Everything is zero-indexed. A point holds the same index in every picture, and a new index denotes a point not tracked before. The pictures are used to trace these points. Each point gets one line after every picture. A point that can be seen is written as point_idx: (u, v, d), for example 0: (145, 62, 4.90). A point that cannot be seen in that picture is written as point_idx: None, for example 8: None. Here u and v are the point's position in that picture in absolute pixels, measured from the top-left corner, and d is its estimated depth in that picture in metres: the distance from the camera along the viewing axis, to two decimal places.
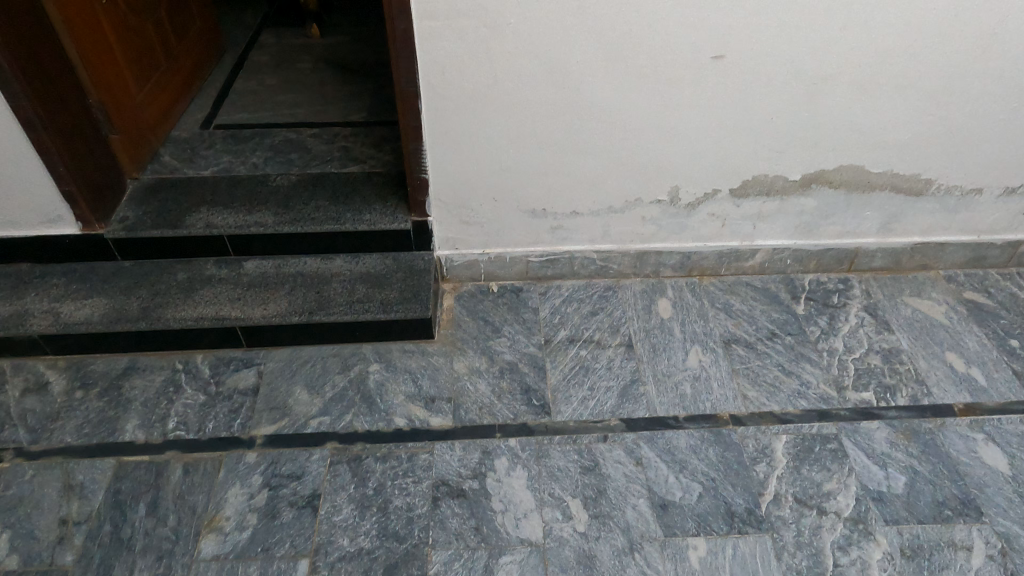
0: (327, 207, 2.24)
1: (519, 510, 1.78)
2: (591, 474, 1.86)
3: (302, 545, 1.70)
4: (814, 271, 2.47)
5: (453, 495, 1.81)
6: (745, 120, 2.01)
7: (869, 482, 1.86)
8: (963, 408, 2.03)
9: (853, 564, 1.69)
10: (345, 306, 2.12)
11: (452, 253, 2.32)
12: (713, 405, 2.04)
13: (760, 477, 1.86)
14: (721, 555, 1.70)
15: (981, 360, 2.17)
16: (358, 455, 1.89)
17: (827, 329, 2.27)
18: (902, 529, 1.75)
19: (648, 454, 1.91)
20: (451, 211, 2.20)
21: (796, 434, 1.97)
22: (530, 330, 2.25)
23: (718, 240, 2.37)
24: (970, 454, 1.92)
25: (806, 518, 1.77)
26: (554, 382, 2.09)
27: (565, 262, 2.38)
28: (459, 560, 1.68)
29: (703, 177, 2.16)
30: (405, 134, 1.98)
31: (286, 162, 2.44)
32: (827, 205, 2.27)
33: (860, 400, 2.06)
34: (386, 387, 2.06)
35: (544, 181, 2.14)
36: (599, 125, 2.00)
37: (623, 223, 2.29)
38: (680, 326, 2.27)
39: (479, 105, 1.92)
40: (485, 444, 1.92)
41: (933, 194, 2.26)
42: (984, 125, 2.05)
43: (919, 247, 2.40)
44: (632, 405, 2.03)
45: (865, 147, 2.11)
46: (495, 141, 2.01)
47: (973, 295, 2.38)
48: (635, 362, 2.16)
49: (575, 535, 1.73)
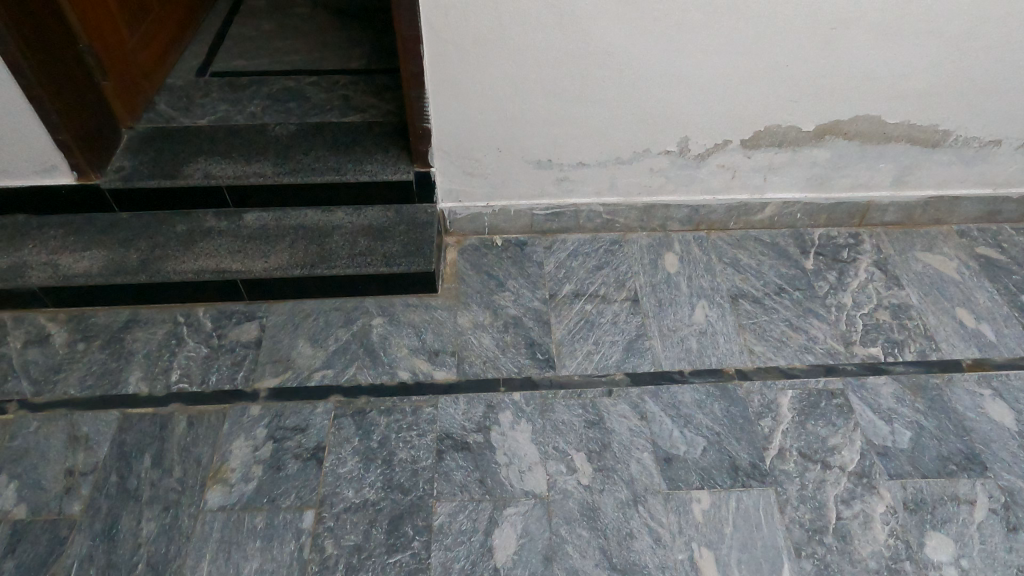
0: (327, 157, 2.19)
1: (524, 463, 1.78)
2: (595, 428, 1.86)
3: (307, 496, 1.71)
4: (824, 225, 2.43)
5: (457, 448, 1.81)
6: (759, 67, 1.93)
7: (874, 437, 1.85)
8: (972, 364, 2.02)
9: (856, 517, 1.70)
10: (347, 258, 2.09)
11: (455, 205, 2.28)
12: (719, 360, 2.02)
13: (765, 431, 1.86)
14: (725, 508, 1.70)
15: (991, 316, 2.14)
16: (362, 408, 1.89)
17: (836, 284, 2.24)
18: (905, 483, 1.76)
19: (653, 408, 1.90)
20: (454, 162, 2.14)
21: (802, 389, 1.96)
22: (535, 284, 2.22)
23: (728, 192, 2.31)
24: (976, 410, 1.91)
25: (810, 472, 1.78)
26: (559, 336, 2.08)
27: (571, 215, 2.34)
28: (464, 511, 1.69)
29: (714, 127, 2.10)
30: (406, 81, 1.91)
31: (285, 111, 2.37)
32: (840, 156, 2.21)
33: (868, 355, 2.04)
34: (390, 341, 2.05)
35: (550, 131, 2.08)
36: (608, 71, 1.92)
37: (630, 175, 2.23)
38: (687, 281, 2.24)
39: (483, 51, 1.84)
40: (489, 397, 1.92)
41: (950, 146, 2.19)
42: (1008, 72, 1.98)
43: (933, 200, 2.35)
44: (637, 360, 2.02)
45: (883, 96, 2.04)
46: (500, 88, 1.95)
47: (986, 250, 2.34)
48: (641, 316, 2.13)
49: (579, 488, 1.74)
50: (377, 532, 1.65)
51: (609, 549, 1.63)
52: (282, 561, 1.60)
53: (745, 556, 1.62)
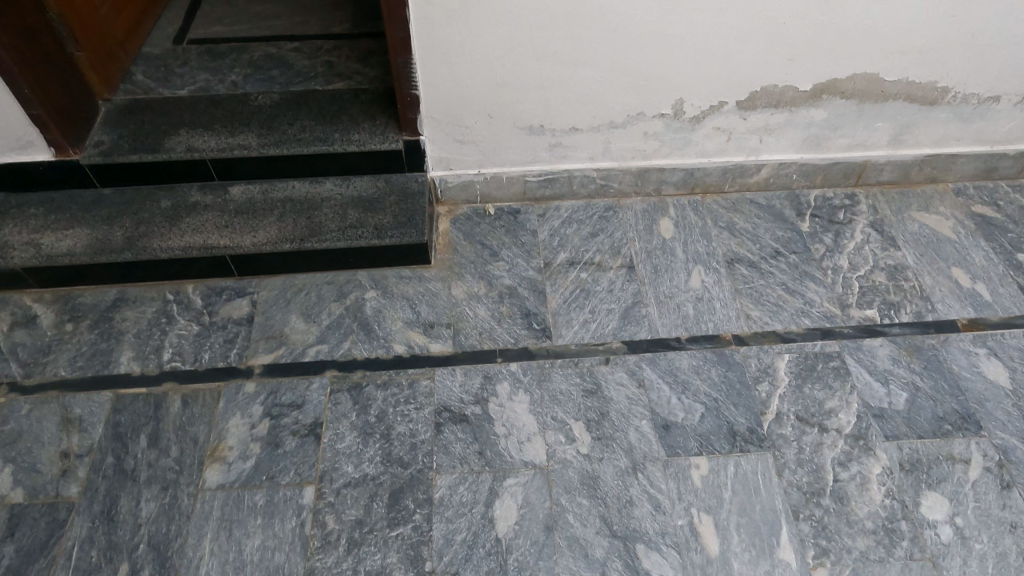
0: (313, 127, 2.12)
1: (523, 433, 1.78)
2: (593, 397, 1.85)
3: (306, 472, 1.71)
4: (820, 186, 2.38)
5: (456, 420, 1.80)
6: (755, 24, 1.88)
7: (871, 399, 1.86)
8: (967, 323, 2.02)
9: (853, 479, 1.71)
10: (338, 232, 2.04)
11: (445, 174, 2.22)
12: (716, 326, 2.01)
13: (763, 396, 1.86)
14: (723, 473, 1.72)
15: (987, 275, 2.14)
16: (359, 383, 1.87)
17: (832, 247, 2.22)
18: (902, 444, 1.77)
19: (650, 376, 1.90)
20: (444, 129, 2.09)
21: (799, 353, 1.95)
22: (529, 252, 2.19)
23: (723, 154, 2.26)
24: (972, 369, 1.92)
25: (808, 436, 1.79)
26: (555, 305, 2.05)
27: (565, 181, 2.28)
28: (465, 483, 1.69)
29: (710, 88, 2.04)
30: (392, 46, 1.85)
31: (267, 80, 2.29)
32: (837, 116, 2.17)
33: (864, 317, 2.04)
34: (384, 314, 2.02)
35: (542, 96, 2.02)
36: (602, 33, 1.87)
37: (624, 139, 2.18)
38: (682, 246, 2.21)
39: (471, 13, 1.78)
40: (486, 369, 1.90)
41: (948, 103, 2.15)
42: (1009, 26, 1.94)
43: (930, 159, 2.32)
44: (634, 327, 2.01)
45: (883, 53, 1.99)
46: (489, 52, 1.89)
47: (982, 208, 2.32)
48: (637, 283, 2.11)
49: (579, 457, 1.74)
50: (378, 506, 1.65)
51: (610, 517, 1.64)
52: (284, 537, 1.60)
53: (744, 520, 1.64)
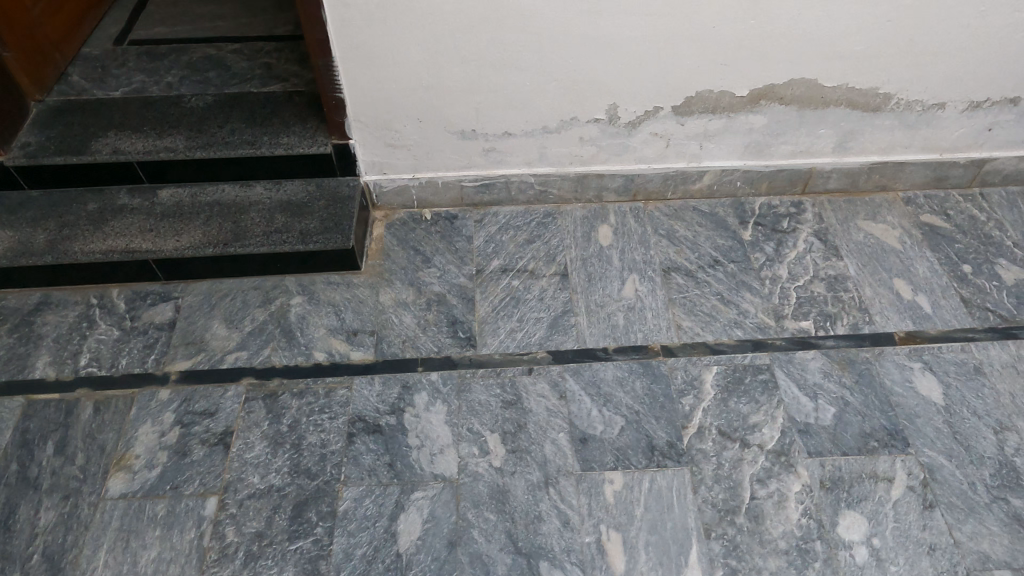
0: (242, 130, 2.10)
1: (436, 445, 1.74)
2: (512, 408, 1.81)
3: (211, 482, 1.68)
4: (765, 194, 2.33)
5: (369, 431, 1.77)
6: (684, 28, 1.83)
7: (797, 414, 1.81)
8: (904, 336, 1.97)
9: (770, 496, 1.67)
10: (262, 237, 2.01)
11: (379, 178, 2.18)
12: (645, 336, 1.96)
13: (686, 409, 1.82)
14: (637, 489, 1.67)
15: (929, 287, 2.08)
16: (274, 392, 1.84)
17: (773, 256, 2.16)
18: (824, 461, 1.72)
19: (573, 387, 1.86)
20: (373, 133, 2.04)
21: (727, 365, 1.90)
22: (462, 258, 2.15)
23: (663, 160, 2.21)
24: (904, 384, 1.87)
25: (728, 452, 1.74)
26: (482, 313, 2.01)
27: (501, 186, 2.23)
28: (371, 495, 1.66)
29: (643, 92, 1.99)
30: (312, 49, 1.81)
31: (202, 81, 2.26)
32: (778, 122, 2.11)
33: (799, 329, 1.99)
34: (307, 321, 1.99)
35: (470, 100, 1.97)
36: (526, 35, 1.82)
37: (560, 144, 2.13)
38: (619, 254, 2.16)
39: (389, 14, 1.75)
40: (406, 379, 1.87)
41: (892, 110, 2.10)
42: (947, 32, 1.89)
43: (877, 166, 2.26)
44: (560, 337, 1.96)
45: (820, 57, 1.93)
46: (412, 55, 1.85)
47: (930, 218, 2.27)
48: (568, 291, 2.07)
49: (491, 470, 1.70)
50: (280, 518, 1.62)
51: (515, 533, 1.61)
52: (181, 549, 1.57)
53: (653, 539, 1.60)
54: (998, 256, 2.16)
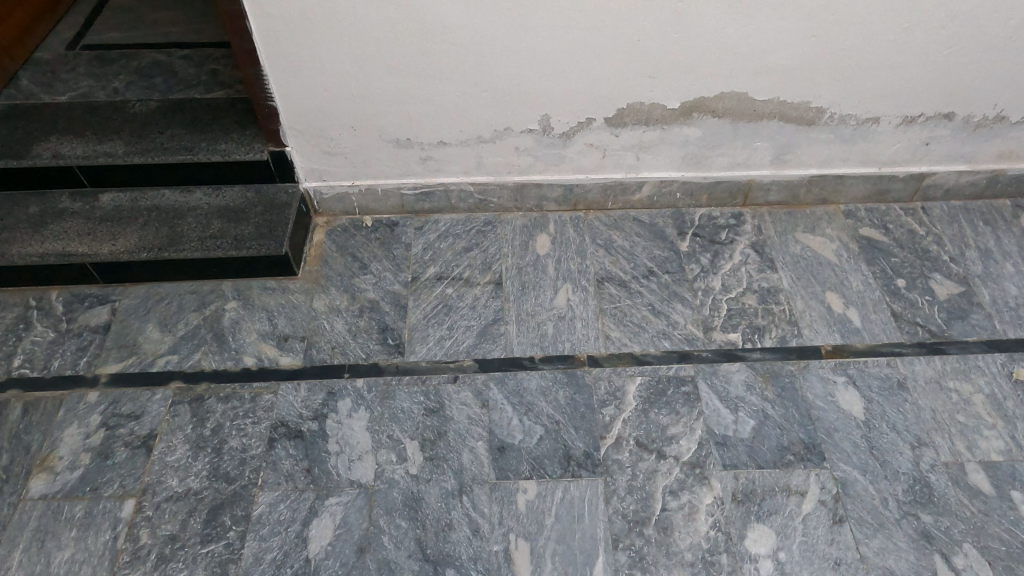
0: (182, 136, 2.13)
1: (354, 452, 1.76)
2: (433, 416, 1.83)
3: (130, 485, 1.70)
4: (706, 206, 2.35)
5: (290, 436, 1.79)
6: (608, 41, 1.86)
7: (716, 426, 1.82)
8: (831, 350, 1.98)
9: (681, 508, 1.68)
10: (197, 242, 2.04)
11: (319, 185, 2.21)
12: (573, 346, 1.98)
13: (606, 420, 1.83)
14: (549, 499, 1.69)
15: (861, 300, 2.09)
16: (201, 396, 1.87)
17: (708, 267, 2.18)
18: (738, 473, 1.74)
19: (496, 396, 1.87)
20: (309, 140, 2.08)
21: (651, 376, 1.92)
22: (399, 266, 2.17)
23: (601, 171, 2.23)
24: (827, 398, 1.88)
25: (644, 463, 1.75)
26: (413, 321, 2.04)
27: (441, 194, 2.26)
28: (286, 501, 1.68)
29: (574, 104, 2.01)
30: (241, 58, 1.85)
31: (149, 88, 2.30)
32: (712, 135, 2.13)
33: (726, 341, 2.00)
34: (240, 326, 2.02)
35: (402, 109, 2.00)
36: (452, 47, 1.85)
37: (496, 154, 2.16)
38: (554, 264, 2.18)
39: (314, 25, 1.78)
40: (331, 385, 1.89)
41: (826, 124, 2.11)
42: (872, 48, 1.90)
43: (816, 179, 2.26)
44: (488, 346, 1.98)
45: (748, 72, 1.95)
46: (340, 65, 1.88)
47: (869, 231, 2.28)
48: (501, 300, 2.09)
49: (406, 477, 1.72)
50: (194, 522, 1.64)
51: (425, 540, 1.62)
52: (94, 550, 1.59)
53: (561, 548, 1.61)
54: (933, 271, 2.17)
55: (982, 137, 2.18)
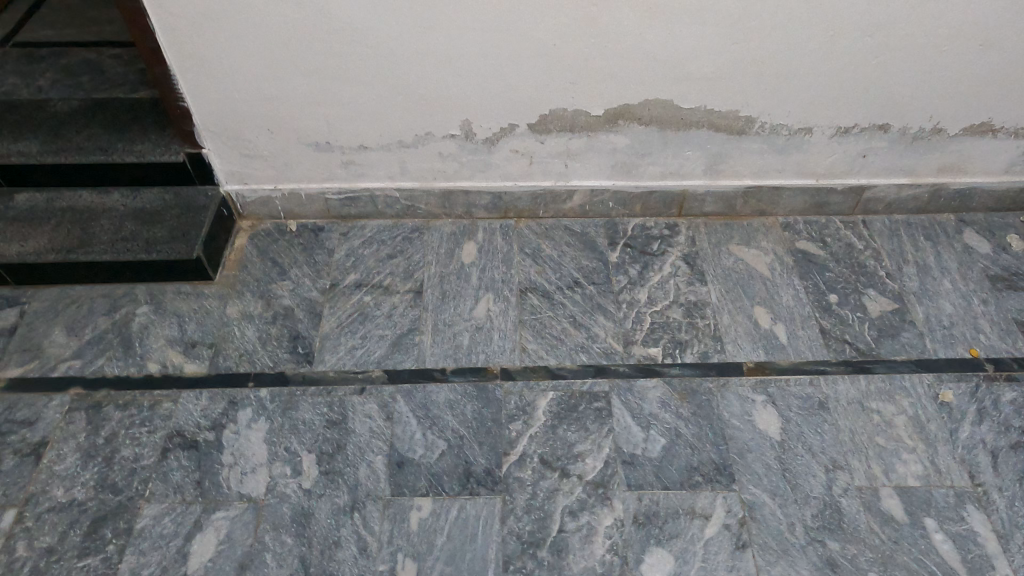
0: (99, 136, 2.10)
1: (248, 464, 1.71)
2: (334, 428, 1.78)
3: (14, 494, 1.65)
4: (640, 215, 2.29)
5: (185, 446, 1.74)
6: (523, 44, 1.80)
7: (625, 444, 1.76)
8: (753, 367, 1.92)
9: (579, 530, 1.62)
10: (107, 244, 2.00)
11: (240, 188, 2.16)
12: (487, 358, 1.93)
13: (512, 435, 1.77)
14: (443, 517, 1.63)
15: (790, 316, 2.03)
16: (99, 402, 1.82)
17: (635, 279, 2.12)
18: (642, 494, 1.68)
19: (401, 409, 1.82)
20: (226, 143, 2.03)
21: (564, 391, 1.86)
22: (318, 272, 2.12)
23: (529, 179, 2.18)
24: (743, 418, 1.82)
25: (545, 481, 1.70)
26: (326, 329, 1.98)
27: (367, 200, 2.21)
28: (171, 514, 1.63)
29: (493, 109, 1.96)
30: (146, 57, 1.81)
31: (73, 86, 2.25)
32: (640, 143, 2.07)
33: (645, 356, 1.94)
34: (149, 331, 1.97)
35: (317, 112, 1.95)
36: (362, 49, 1.80)
37: (420, 159, 2.10)
38: (479, 272, 2.13)
39: (217, 25, 1.74)
40: (233, 394, 1.84)
41: (757, 133, 2.05)
42: (797, 55, 1.84)
43: (752, 190, 2.20)
44: (400, 356, 1.93)
45: (671, 78, 1.89)
46: (250, 66, 1.83)
47: (806, 245, 2.21)
48: (419, 309, 2.03)
49: (298, 492, 1.67)
50: (74, 534, 1.59)
51: (309, 558, 1.57)
52: None
53: (449, 569, 1.55)
54: (867, 287, 2.10)
55: (920, 150, 2.11)
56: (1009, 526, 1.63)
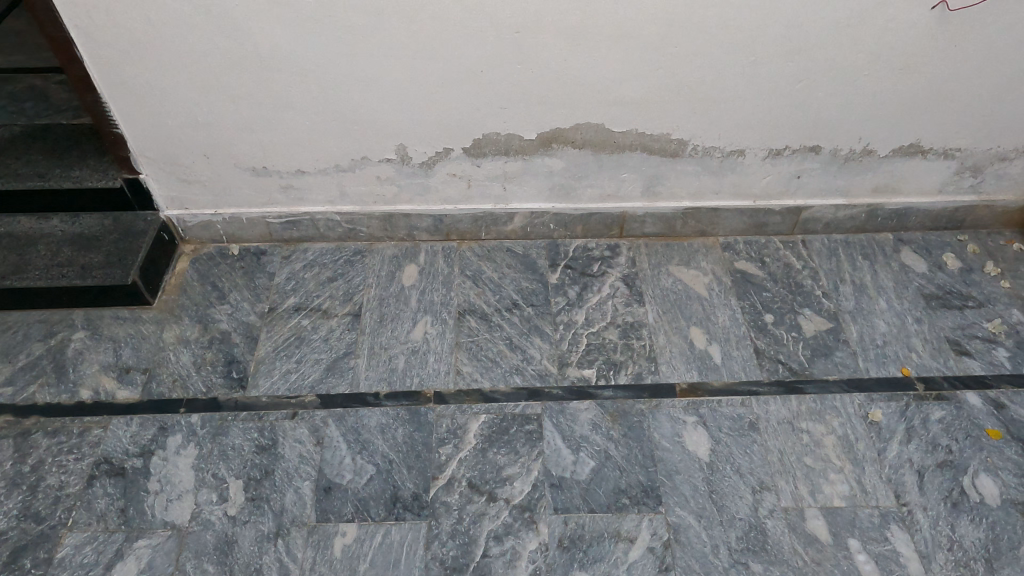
0: (37, 161, 2.10)
1: (174, 491, 1.70)
2: (263, 454, 1.78)
3: None
4: (582, 237, 2.31)
5: (111, 474, 1.73)
6: (451, 70, 1.83)
7: (554, 467, 1.77)
8: (685, 388, 1.93)
9: (503, 554, 1.62)
10: (42, 270, 2.01)
11: (181, 213, 2.17)
12: (421, 382, 1.93)
13: (441, 459, 1.77)
14: (367, 543, 1.63)
15: (725, 337, 2.04)
16: (27, 430, 1.81)
17: (574, 300, 2.13)
18: (568, 518, 1.68)
19: (332, 433, 1.82)
20: (163, 168, 2.04)
21: (496, 414, 1.86)
22: (258, 296, 2.13)
23: (469, 202, 2.19)
24: (674, 439, 1.82)
25: (472, 505, 1.69)
26: (262, 354, 1.99)
27: (308, 223, 2.22)
28: (92, 543, 1.62)
29: (426, 133, 1.98)
30: (77, 84, 1.82)
31: (16, 111, 2.26)
32: (575, 166, 2.09)
33: (580, 378, 1.95)
34: (83, 357, 1.97)
35: (252, 137, 1.97)
36: (291, 76, 1.82)
37: (358, 183, 2.12)
38: (418, 295, 2.14)
39: (145, 53, 1.75)
40: (164, 420, 1.84)
41: (691, 156, 2.08)
42: (723, 80, 1.88)
43: (690, 212, 2.23)
44: (335, 380, 1.93)
45: (600, 103, 1.92)
46: (181, 94, 1.85)
47: (745, 265, 2.23)
48: (356, 333, 2.04)
49: (223, 519, 1.66)
50: None
51: None
52: None
53: None
54: (803, 306, 2.12)
55: (853, 171, 2.14)
56: (932, 546, 1.64)
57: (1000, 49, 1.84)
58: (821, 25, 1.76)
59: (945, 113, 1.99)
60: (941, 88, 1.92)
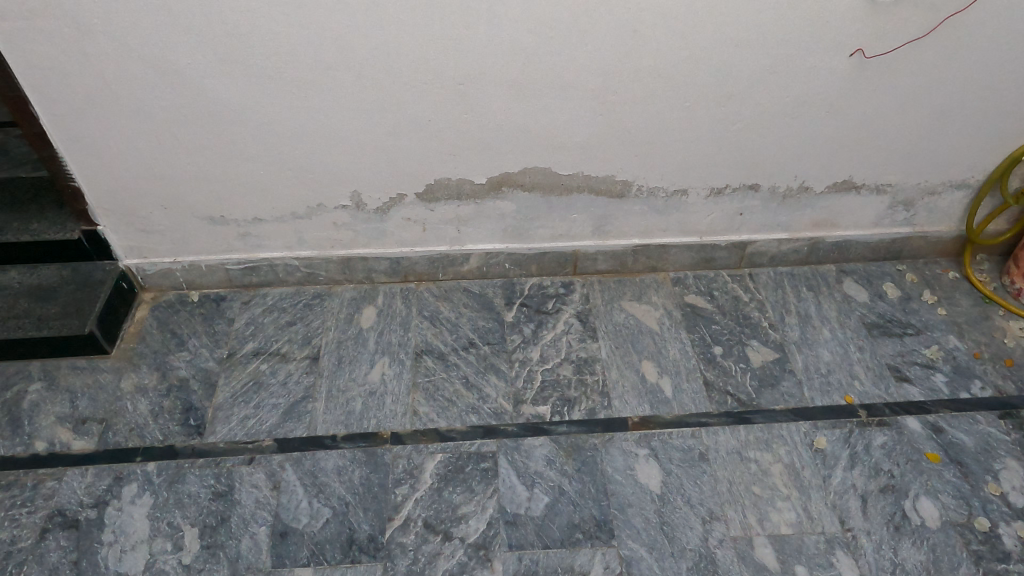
0: None
1: (128, 541, 1.70)
2: (219, 500, 1.79)
3: None
4: (537, 275, 2.37)
5: (64, 526, 1.73)
6: (401, 120, 1.90)
7: (509, 504, 1.80)
8: (638, 422, 1.98)
9: None
10: None
11: (140, 261, 2.20)
12: (378, 423, 1.96)
13: (397, 500, 1.80)
14: None
15: (676, 369, 2.10)
16: None
17: (529, 337, 2.19)
18: (522, 554, 1.70)
19: (289, 478, 1.83)
20: (121, 219, 2.08)
21: (452, 453, 1.89)
22: (216, 341, 2.15)
23: (425, 244, 2.25)
24: (626, 472, 1.86)
25: (428, 545, 1.71)
26: (219, 400, 2.00)
27: (267, 269, 2.26)
28: None
29: (380, 180, 2.05)
30: (32, 141, 1.86)
31: None
32: (526, 208, 2.17)
33: (534, 414, 1.99)
34: (39, 408, 1.97)
35: (208, 187, 2.02)
36: (245, 129, 1.89)
37: (315, 229, 2.17)
38: (376, 336, 2.18)
39: (100, 109, 1.81)
40: (119, 470, 1.84)
41: (636, 196, 2.17)
42: (661, 124, 1.97)
43: (640, 248, 2.31)
44: (292, 424, 1.95)
45: (546, 149, 2.01)
46: (137, 147, 1.90)
47: (694, 299, 2.31)
48: (314, 376, 2.06)
49: (177, 568, 1.66)
50: None
51: None
52: None
53: None
54: (751, 338, 2.20)
55: (791, 207, 2.24)
56: (876, 570, 1.69)
57: (917, 91, 1.96)
58: (749, 72, 1.87)
59: (873, 151, 2.11)
60: (866, 128, 2.04)
